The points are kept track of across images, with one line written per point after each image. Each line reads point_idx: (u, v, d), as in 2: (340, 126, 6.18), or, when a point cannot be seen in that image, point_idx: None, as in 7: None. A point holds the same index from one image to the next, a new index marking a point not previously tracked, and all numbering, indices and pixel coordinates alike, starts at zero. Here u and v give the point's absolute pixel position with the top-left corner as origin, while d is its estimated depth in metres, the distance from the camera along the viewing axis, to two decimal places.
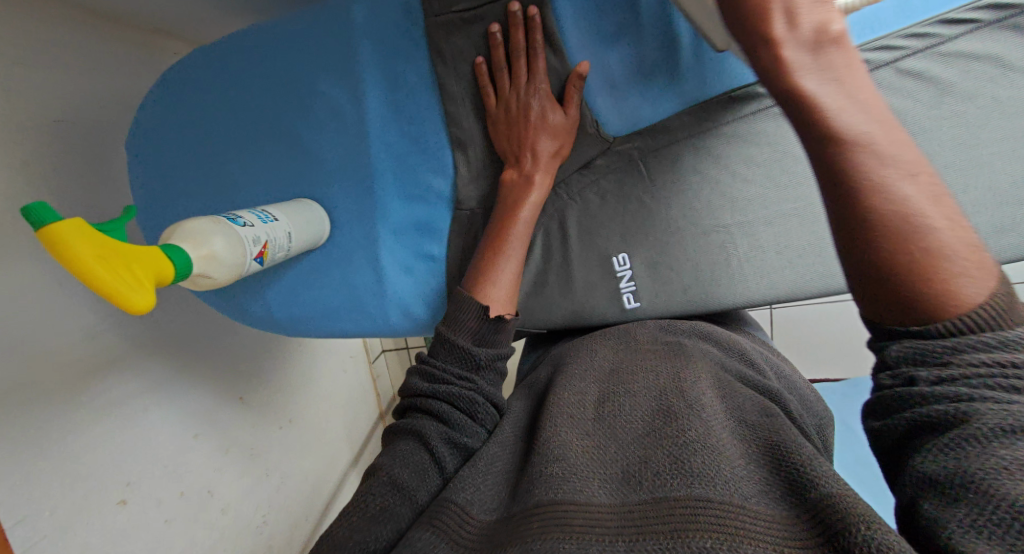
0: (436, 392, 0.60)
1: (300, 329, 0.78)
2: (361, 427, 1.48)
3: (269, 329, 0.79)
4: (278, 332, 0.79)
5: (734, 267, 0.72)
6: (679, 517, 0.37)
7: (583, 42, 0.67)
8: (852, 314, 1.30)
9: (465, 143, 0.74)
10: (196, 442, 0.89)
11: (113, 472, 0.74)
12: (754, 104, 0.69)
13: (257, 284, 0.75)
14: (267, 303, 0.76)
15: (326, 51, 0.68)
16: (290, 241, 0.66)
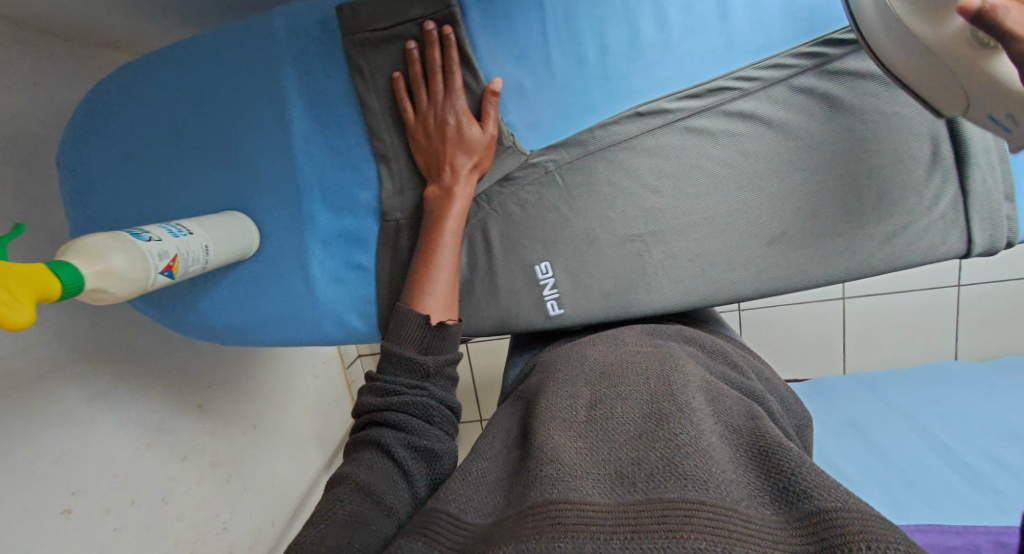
0: (386, 403, 0.59)
1: (240, 338, 0.78)
2: (333, 431, 1.44)
3: (205, 338, 0.78)
4: (215, 342, 0.79)
5: (650, 275, 0.70)
6: (676, 517, 0.32)
7: (497, 62, 0.68)
8: (816, 318, 1.33)
9: (387, 156, 0.73)
10: (150, 451, 0.86)
11: (61, 480, 0.71)
12: (658, 118, 0.70)
13: (190, 294, 0.75)
14: (203, 312, 0.75)
15: (249, 66, 0.68)
16: (206, 253, 0.64)
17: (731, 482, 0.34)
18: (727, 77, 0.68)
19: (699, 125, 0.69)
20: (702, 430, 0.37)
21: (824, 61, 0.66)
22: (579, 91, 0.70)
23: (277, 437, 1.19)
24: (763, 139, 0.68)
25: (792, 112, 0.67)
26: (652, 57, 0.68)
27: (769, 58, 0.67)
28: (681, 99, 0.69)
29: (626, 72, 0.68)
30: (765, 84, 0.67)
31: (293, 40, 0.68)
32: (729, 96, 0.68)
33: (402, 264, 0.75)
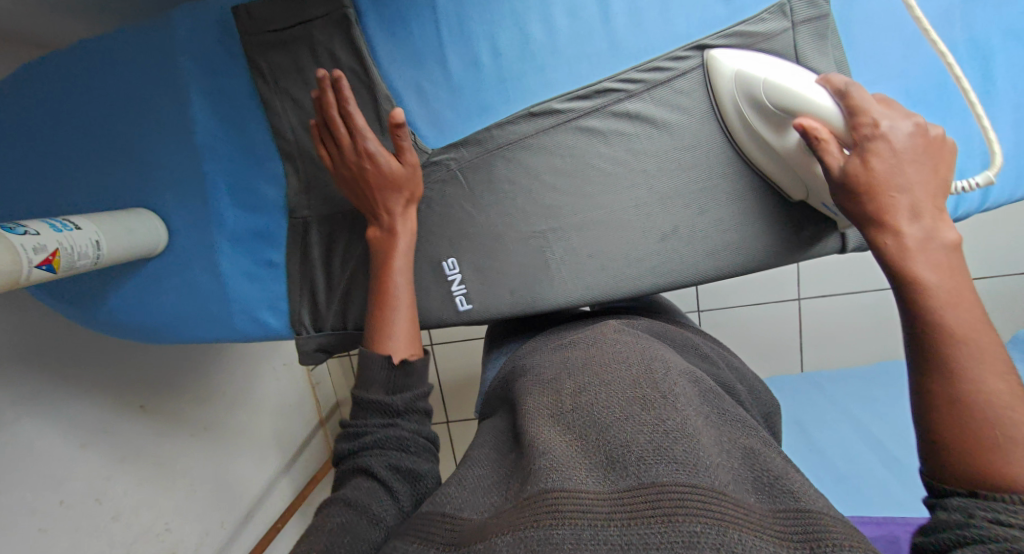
0: (360, 444, 0.57)
1: (154, 336, 0.78)
2: (298, 429, 1.34)
3: (118, 334, 0.78)
4: (131, 338, 0.79)
5: (553, 270, 0.70)
6: (669, 500, 0.32)
7: (393, 62, 0.67)
8: (773, 318, 1.36)
9: (292, 154, 0.72)
10: (83, 453, 0.81)
11: None
12: (550, 118, 0.67)
13: (101, 292, 0.75)
14: (114, 309, 0.75)
15: (147, 69, 0.68)
16: (96, 249, 0.62)
17: (719, 467, 0.35)
18: (612, 78, 0.65)
19: (592, 127, 0.67)
20: (687, 417, 0.38)
21: (699, 65, 0.64)
22: (475, 91, 0.67)
23: (237, 438, 1.14)
24: (651, 139, 0.66)
25: (671, 112, 0.66)
26: (542, 59, 0.65)
27: (650, 61, 0.65)
28: (572, 100, 0.66)
29: (521, 74, 0.66)
30: (649, 86, 0.65)
31: (193, 40, 0.67)
32: (614, 98, 0.66)
33: (313, 263, 0.76)
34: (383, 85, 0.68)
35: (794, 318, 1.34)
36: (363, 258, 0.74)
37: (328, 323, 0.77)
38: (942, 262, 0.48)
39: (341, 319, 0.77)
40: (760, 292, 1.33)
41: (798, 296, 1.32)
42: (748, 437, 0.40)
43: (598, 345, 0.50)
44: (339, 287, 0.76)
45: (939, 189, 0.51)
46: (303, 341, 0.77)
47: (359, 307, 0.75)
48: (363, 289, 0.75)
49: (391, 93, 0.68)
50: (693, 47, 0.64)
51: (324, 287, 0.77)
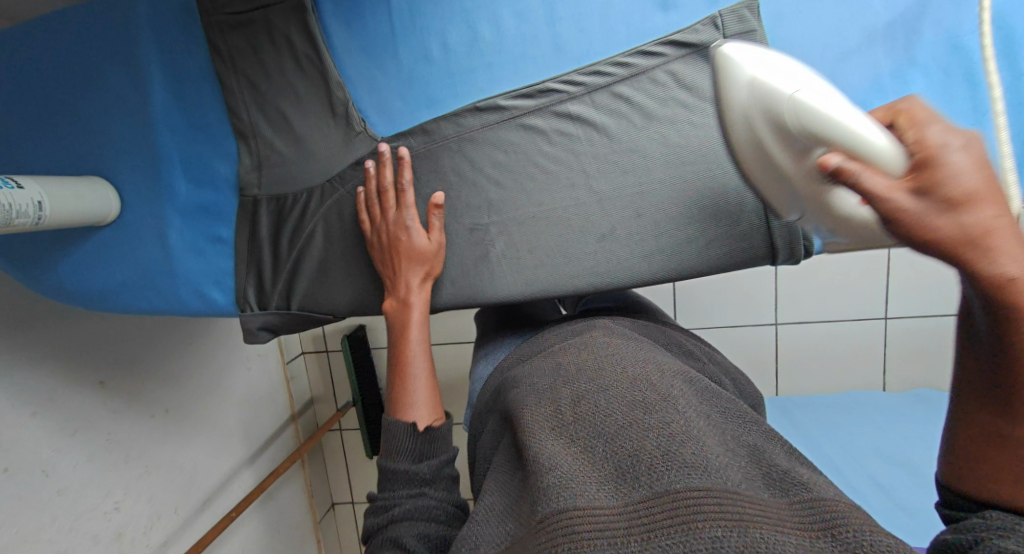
0: (389, 518, 0.57)
1: (96, 304, 0.73)
2: (264, 424, 1.30)
3: (63, 302, 0.74)
4: (79, 307, 0.75)
5: (495, 264, 0.68)
6: (687, 510, 0.33)
7: (349, 50, 0.66)
8: (756, 338, 1.29)
9: (245, 133, 0.69)
10: (34, 421, 0.77)
11: None
12: (495, 114, 0.65)
13: (49, 257, 0.70)
14: (62, 276, 0.71)
15: (103, 39, 0.66)
16: (39, 210, 0.58)
17: (728, 468, 0.36)
18: (556, 79, 0.63)
19: (536, 127, 0.65)
20: (690, 420, 0.39)
21: (664, 62, 0.61)
22: (427, 83, 0.66)
23: (197, 423, 1.09)
24: (591, 143, 0.64)
25: (614, 118, 0.63)
26: (489, 58, 0.64)
27: (591, 65, 0.62)
28: (516, 98, 0.64)
29: (470, 70, 0.65)
30: (590, 89, 0.63)
31: (154, 17, 0.65)
32: (556, 99, 0.64)
33: (260, 241, 0.72)
34: (335, 72, 0.66)
35: (770, 344, 1.29)
36: (311, 241, 0.72)
37: (272, 302, 0.74)
38: None
39: (285, 299, 0.74)
40: (737, 311, 1.28)
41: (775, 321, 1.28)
42: (746, 435, 0.41)
43: (591, 349, 0.50)
44: (284, 266, 0.73)
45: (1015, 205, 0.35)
46: (247, 319, 0.73)
47: (305, 289, 0.73)
48: (310, 272, 0.73)
49: (343, 80, 0.67)
50: (662, 43, 0.60)
51: (270, 266, 0.73)
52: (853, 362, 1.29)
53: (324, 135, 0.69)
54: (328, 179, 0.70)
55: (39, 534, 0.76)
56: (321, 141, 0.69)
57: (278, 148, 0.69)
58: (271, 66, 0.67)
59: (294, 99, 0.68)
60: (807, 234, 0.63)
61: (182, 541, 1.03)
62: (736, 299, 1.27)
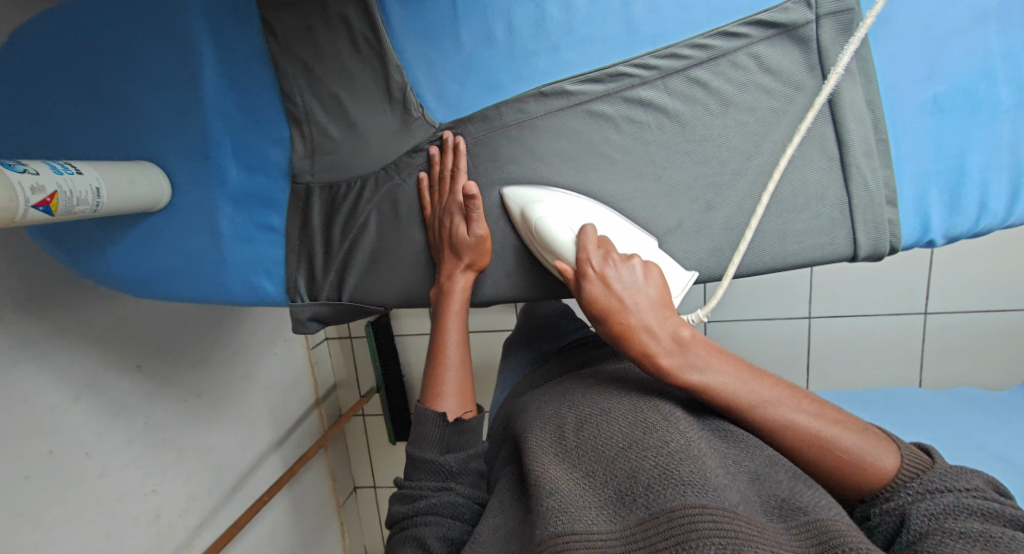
0: (414, 509, 0.60)
1: (145, 292, 0.77)
2: (290, 409, 1.34)
3: (111, 288, 0.77)
4: (125, 293, 0.78)
5: None
6: (680, 528, 0.39)
7: (408, 33, 0.67)
8: (787, 332, 1.25)
9: (299, 119, 0.71)
10: (76, 405, 0.82)
11: None
12: (560, 100, 0.66)
13: (99, 244, 0.74)
14: (112, 263, 0.74)
15: (157, 23, 0.68)
16: (97, 197, 0.61)
17: (726, 487, 0.41)
18: (626, 63, 0.63)
19: (601, 113, 0.65)
20: (688, 441, 0.45)
21: (746, 43, 0.61)
22: (489, 68, 0.66)
23: (227, 410, 1.14)
24: (661, 130, 0.64)
25: (686, 103, 0.63)
26: (556, 39, 0.64)
27: (666, 47, 0.62)
28: (582, 82, 0.65)
29: (535, 53, 0.65)
30: (664, 73, 0.63)
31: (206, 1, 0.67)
32: (626, 83, 0.64)
33: (312, 231, 0.76)
34: (394, 55, 0.68)
35: (804, 337, 1.25)
36: (365, 230, 0.75)
37: (323, 293, 0.77)
38: (701, 358, 0.52)
39: (336, 291, 0.77)
40: (769, 304, 1.24)
41: (808, 314, 1.23)
42: (748, 459, 0.47)
43: (597, 383, 0.57)
44: (336, 258, 0.76)
45: (661, 303, 0.55)
46: (297, 310, 0.77)
47: (357, 280, 0.76)
48: (362, 262, 0.76)
49: (402, 64, 0.68)
50: (745, 23, 0.60)
51: (321, 255, 0.76)
52: (890, 360, 1.24)
53: (379, 122, 0.71)
54: (384, 167, 0.73)
55: (80, 515, 0.81)
56: (376, 127, 0.71)
57: (331, 134, 0.72)
58: (326, 49, 0.69)
59: (349, 82, 0.70)
60: (894, 231, 0.63)
61: (217, 522, 1.08)
62: (767, 292, 1.23)
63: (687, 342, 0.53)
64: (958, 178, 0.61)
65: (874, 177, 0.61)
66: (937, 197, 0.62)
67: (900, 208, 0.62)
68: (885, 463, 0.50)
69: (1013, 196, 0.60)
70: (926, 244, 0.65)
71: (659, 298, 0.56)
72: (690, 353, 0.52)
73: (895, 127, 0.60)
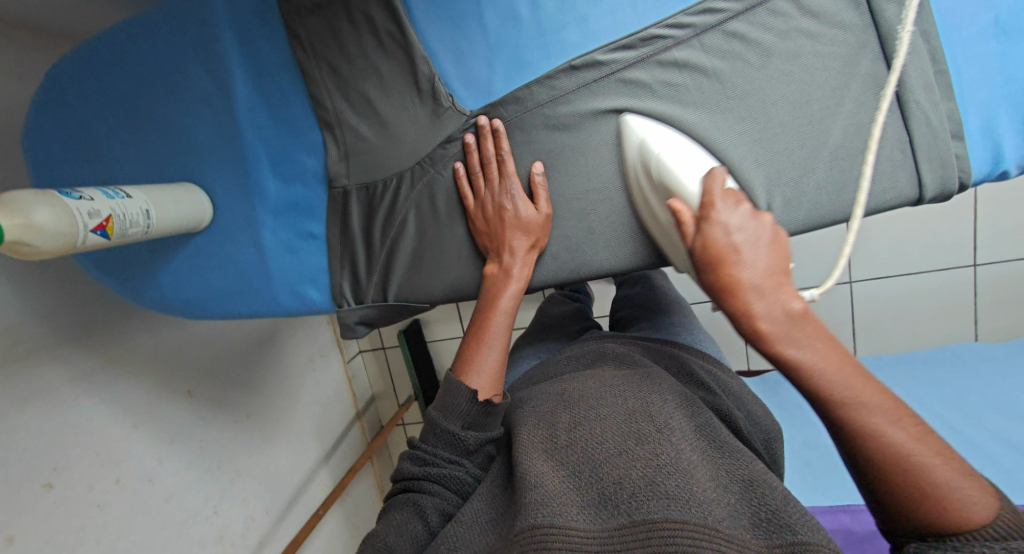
0: (425, 473, 0.61)
1: (194, 312, 0.82)
2: (331, 424, 1.40)
3: (163, 311, 0.82)
4: (178, 314, 0.83)
5: (597, 226, 0.69)
6: (656, 541, 0.40)
7: (431, 21, 0.67)
8: (829, 301, 1.21)
9: (330, 123, 0.73)
10: (135, 432, 0.88)
11: (46, 455, 0.74)
12: (593, 71, 0.65)
13: (151, 271, 0.79)
14: (163, 286, 0.79)
15: (187, 41, 0.70)
16: (147, 217, 0.65)
17: (713, 504, 0.41)
18: (658, 25, 0.62)
19: (636, 80, 0.64)
20: (679, 454, 0.45)
21: None
22: (516, 47, 0.66)
23: (275, 428, 1.19)
24: (701, 91, 0.62)
25: (724, 59, 0.61)
26: (583, 10, 0.63)
27: (699, 3, 0.60)
28: (614, 51, 0.63)
29: (562, 26, 0.64)
30: (698, 31, 0.61)
31: (231, 11, 0.69)
32: (661, 46, 0.62)
33: (352, 234, 0.78)
34: (419, 47, 0.68)
35: (845, 305, 1.20)
36: (405, 227, 0.76)
37: (369, 295, 0.79)
38: (802, 336, 0.49)
39: (381, 291, 0.79)
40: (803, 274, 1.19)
41: (849, 280, 1.18)
42: (740, 463, 0.46)
43: (598, 382, 0.56)
44: (378, 259, 0.78)
45: (778, 268, 0.51)
46: (345, 314, 0.80)
47: (402, 278, 0.78)
48: (404, 261, 0.77)
49: (427, 54, 0.68)
50: None
51: (364, 256, 0.78)
52: (941, 318, 1.18)
53: (411, 117, 0.72)
54: (418, 162, 0.73)
55: (151, 539, 0.88)
56: (406, 122, 0.72)
57: (364, 135, 0.73)
58: (352, 49, 0.70)
59: (378, 81, 0.71)
60: (964, 165, 0.59)
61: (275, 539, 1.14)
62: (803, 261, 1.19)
63: (800, 315, 0.49)
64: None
65: (935, 111, 0.58)
66: (1008, 126, 0.59)
67: (967, 141, 0.59)
68: (979, 515, 0.42)
69: None
70: (1000, 177, 0.62)
71: (780, 258, 0.51)
72: (794, 327, 0.49)
73: (956, 52, 0.57)
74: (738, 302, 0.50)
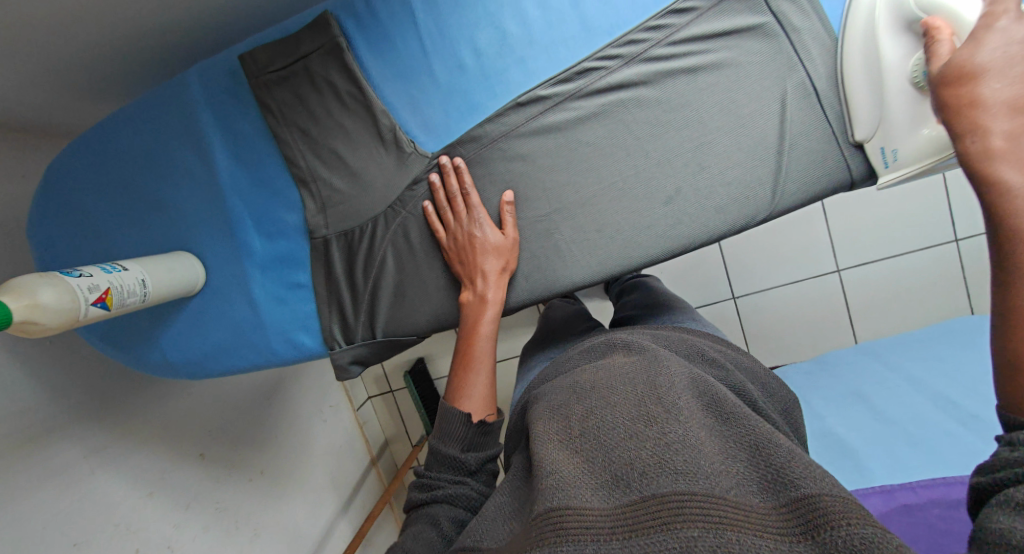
0: (433, 497, 0.61)
1: (194, 372, 0.80)
2: (348, 470, 1.36)
3: (167, 375, 0.82)
4: (181, 377, 0.82)
5: (563, 250, 0.71)
6: (667, 514, 0.37)
7: (386, 78, 0.69)
8: (824, 290, 1.21)
9: (305, 179, 0.74)
10: (152, 500, 0.86)
11: (64, 531, 0.74)
12: (537, 106, 0.68)
13: (153, 335, 0.78)
14: (164, 350, 0.79)
15: (167, 118, 0.73)
16: (143, 286, 0.65)
17: (722, 474, 0.40)
18: (591, 58, 0.67)
19: (579, 109, 0.68)
20: (687, 428, 0.42)
21: (697, 15, 0.65)
22: (465, 91, 0.69)
23: (291, 483, 1.17)
24: (639, 106, 0.68)
25: (657, 83, 0.67)
26: (522, 52, 0.67)
27: (623, 36, 0.66)
28: (554, 85, 0.68)
29: (504, 68, 0.68)
30: (627, 60, 0.67)
31: (207, 90, 0.72)
32: (597, 76, 0.67)
33: (337, 278, 0.78)
34: (378, 101, 0.70)
35: (837, 294, 1.21)
36: (382, 267, 0.77)
37: (358, 335, 0.79)
38: None
39: (369, 329, 0.79)
40: (793, 267, 1.20)
41: (836, 268, 1.19)
42: (751, 430, 0.44)
43: (606, 366, 0.54)
44: (363, 297, 0.78)
45: None
46: (337, 355, 0.79)
47: (386, 315, 0.78)
48: (387, 298, 0.78)
49: (386, 108, 0.70)
50: None
51: (350, 299, 0.78)
52: (932, 292, 1.18)
53: (378, 164, 0.73)
54: (389, 206, 0.75)
55: None
56: (375, 170, 0.73)
57: (338, 187, 0.74)
58: (319, 111, 0.72)
59: (345, 137, 0.73)
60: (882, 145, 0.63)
61: None
62: (792, 252, 1.19)
63: None
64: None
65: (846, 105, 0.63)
66: None
67: None
68: None
69: None
70: None
71: None
72: None
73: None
74: (968, 115, 0.47)
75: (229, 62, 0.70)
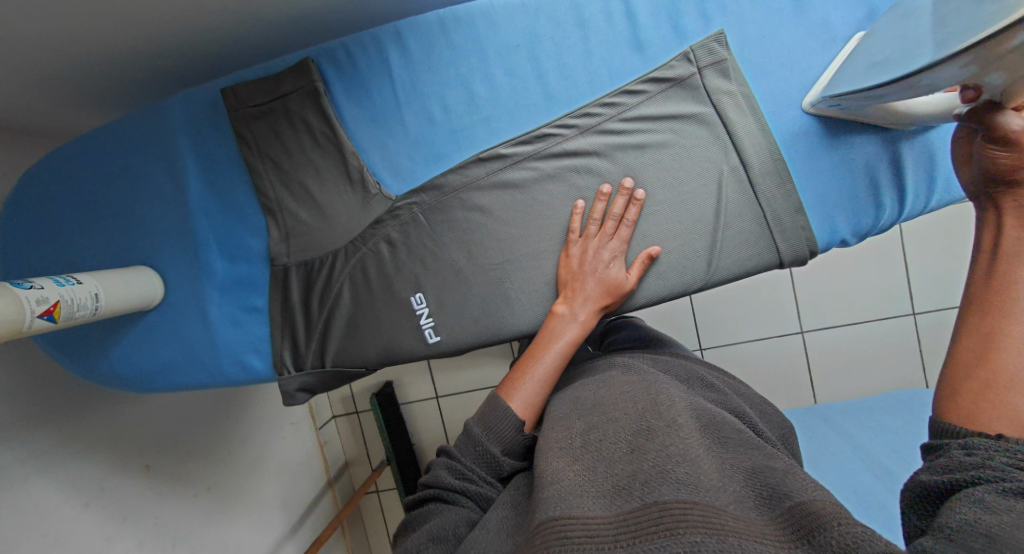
0: (465, 488, 0.57)
1: (143, 387, 0.77)
2: (302, 492, 1.28)
3: (114, 387, 0.77)
4: (131, 390, 0.78)
5: (514, 299, 0.70)
6: (670, 520, 0.38)
7: (359, 121, 0.72)
8: (789, 348, 1.24)
9: (272, 209, 0.73)
10: (87, 511, 0.81)
11: None
12: (497, 162, 0.70)
13: (103, 347, 0.75)
14: (115, 361, 0.75)
15: (143, 140, 0.72)
16: (96, 301, 0.62)
17: (720, 489, 0.40)
18: (550, 124, 0.69)
19: (535, 169, 0.70)
20: (687, 444, 0.44)
21: (647, 98, 0.67)
22: (430, 142, 0.71)
23: (240, 501, 1.10)
24: (594, 172, 0.69)
25: (617, 152, 0.68)
26: (487, 112, 0.70)
27: (581, 107, 0.68)
28: (514, 145, 0.69)
29: (470, 125, 0.70)
30: (583, 130, 0.68)
31: (187, 118, 0.72)
32: (552, 142, 0.69)
33: (292, 306, 0.75)
34: (349, 142, 0.71)
35: (801, 352, 1.24)
36: (339, 298, 0.74)
37: (308, 362, 0.76)
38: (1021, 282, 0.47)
39: (319, 358, 0.76)
40: (760, 323, 1.24)
41: (800, 329, 1.23)
42: (751, 456, 0.45)
43: (607, 388, 0.55)
44: (317, 326, 0.75)
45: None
46: (285, 382, 0.75)
47: (338, 346, 0.75)
48: (340, 329, 0.75)
49: (357, 149, 0.72)
50: (644, 80, 0.67)
51: (303, 327, 0.76)
52: (890, 356, 1.22)
53: (343, 202, 0.73)
54: (351, 242, 0.73)
55: None
56: (340, 207, 0.73)
57: (303, 218, 0.73)
58: (292, 146, 0.72)
59: (314, 172, 0.73)
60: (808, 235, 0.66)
61: None
62: (760, 308, 1.23)
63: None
64: (853, 188, 0.66)
65: (779, 194, 0.66)
66: (840, 201, 0.67)
67: (808, 214, 0.67)
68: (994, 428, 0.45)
69: (902, 195, 0.66)
70: (841, 244, 0.69)
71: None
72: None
73: (789, 148, 0.66)
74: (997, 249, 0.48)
75: (212, 93, 0.72)
